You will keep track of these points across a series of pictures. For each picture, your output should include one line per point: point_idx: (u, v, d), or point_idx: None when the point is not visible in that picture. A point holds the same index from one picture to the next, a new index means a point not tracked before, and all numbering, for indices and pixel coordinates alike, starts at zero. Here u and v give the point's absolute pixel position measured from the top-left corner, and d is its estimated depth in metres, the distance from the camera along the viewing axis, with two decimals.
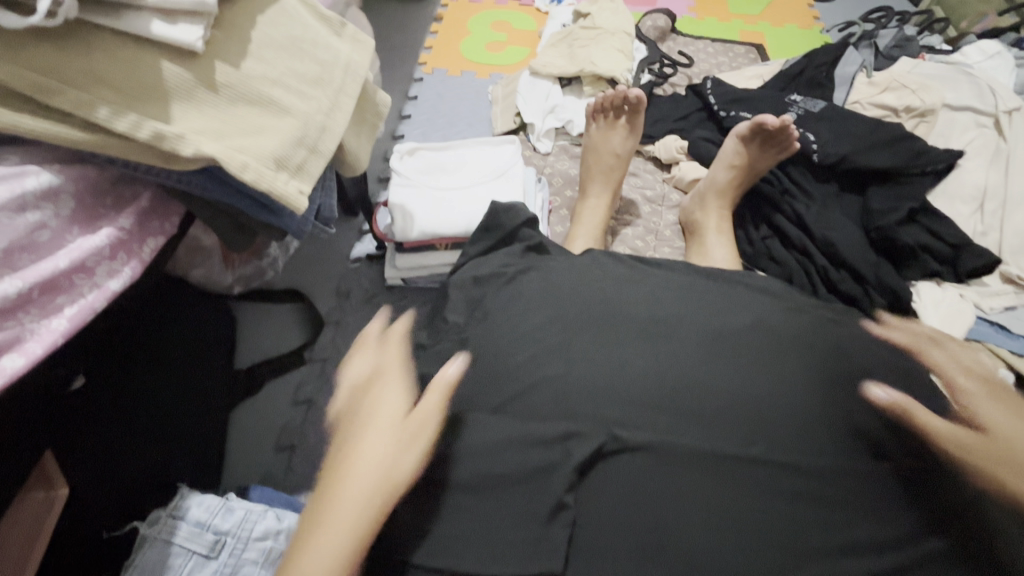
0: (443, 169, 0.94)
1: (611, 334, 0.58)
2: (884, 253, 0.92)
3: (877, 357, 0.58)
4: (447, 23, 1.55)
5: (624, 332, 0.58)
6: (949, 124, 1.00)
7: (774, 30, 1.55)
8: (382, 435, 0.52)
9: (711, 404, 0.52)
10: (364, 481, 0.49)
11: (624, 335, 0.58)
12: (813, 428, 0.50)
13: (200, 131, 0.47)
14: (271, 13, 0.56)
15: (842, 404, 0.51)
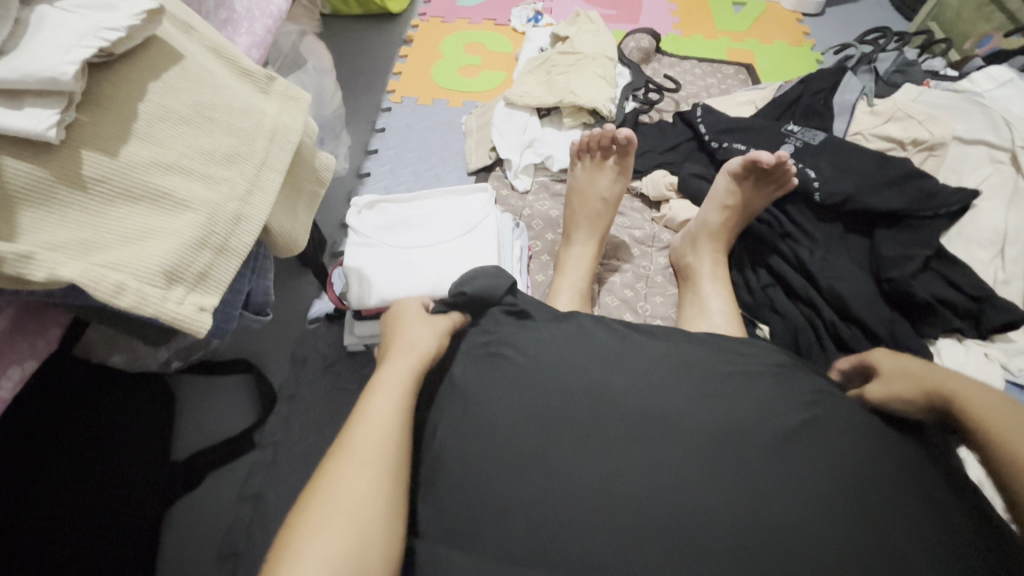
0: (406, 224, 0.84)
1: (597, 446, 0.50)
2: (898, 307, 0.84)
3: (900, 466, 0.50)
4: (417, 46, 1.45)
5: (613, 442, 0.50)
6: (960, 158, 0.92)
7: (764, 49, 1.47)
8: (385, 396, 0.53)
9: (715, 546, 0.44)
10: (378, 436, 0.49)
11: (613, 450, 0.49)
12: (836, 572, 0.43)
13: (60, 246, 0.36)
14: (172, 77, 0.46)
15: (865, 542, 0.44)
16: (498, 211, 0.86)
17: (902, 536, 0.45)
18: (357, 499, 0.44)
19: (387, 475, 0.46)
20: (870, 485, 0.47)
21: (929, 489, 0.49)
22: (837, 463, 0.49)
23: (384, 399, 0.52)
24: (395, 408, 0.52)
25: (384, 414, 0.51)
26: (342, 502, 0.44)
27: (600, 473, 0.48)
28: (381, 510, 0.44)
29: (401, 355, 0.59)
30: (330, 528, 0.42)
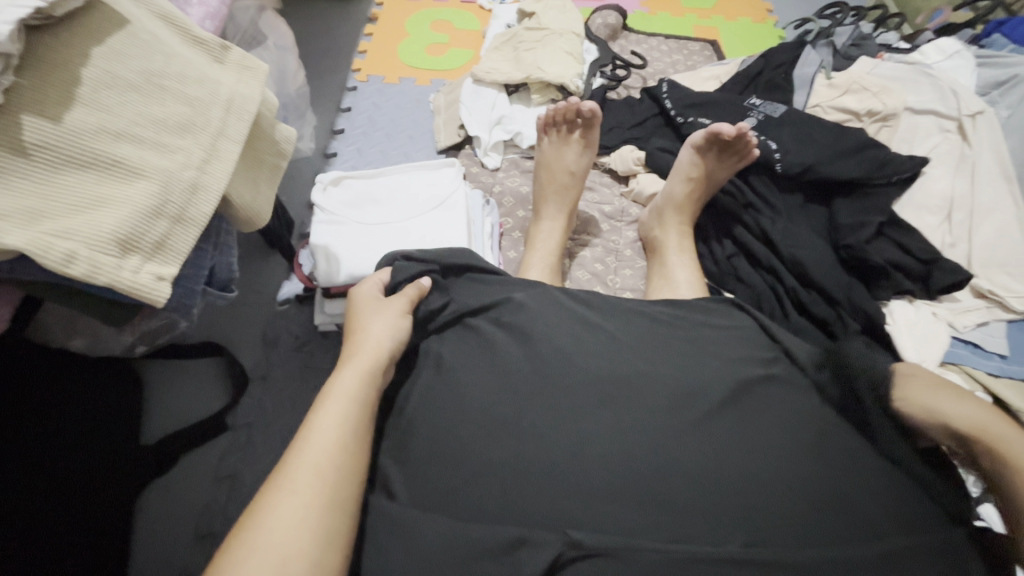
0: (373, 201, 0.83)
1: (564, 412, 0.51)
2: (855, 273, 0.87)
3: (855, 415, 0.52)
4: (381, 24, 1.42)
5: (584, 407, 0.51)
6: (911, 129, 0.96)
7: (728, 26, 1.49)
8: (337, 405, 0.50)
9: (677, 498, 0.47)
10: (321, 459, 0.46)
11: (584, 413, 0.51)
12: (791, 513, 0.46)
13: (3, 215, 0.35)
14: (116, 41, 0.44)
15: (820, 482, 0.47)
16: (467, 186, 0.86)
17: (854, 477, 0.48)
18: (296, 530, 0.42)
19: (330, 501, 0.44)
20: (817, 440, 0.50)
21: (883, 433, 0.52)
22: (799, 419, 0.51)
23: (334, 411, 0.49)
24: (344, 422, 0.49)
25: (329, 433, 0.48)
26: (276, 537, 0.41)
27: (570, 435, 0.49)
28: (325, 544, 0.42)
29: (359, 358, 0.55)
30: (265, 554, 0.40)
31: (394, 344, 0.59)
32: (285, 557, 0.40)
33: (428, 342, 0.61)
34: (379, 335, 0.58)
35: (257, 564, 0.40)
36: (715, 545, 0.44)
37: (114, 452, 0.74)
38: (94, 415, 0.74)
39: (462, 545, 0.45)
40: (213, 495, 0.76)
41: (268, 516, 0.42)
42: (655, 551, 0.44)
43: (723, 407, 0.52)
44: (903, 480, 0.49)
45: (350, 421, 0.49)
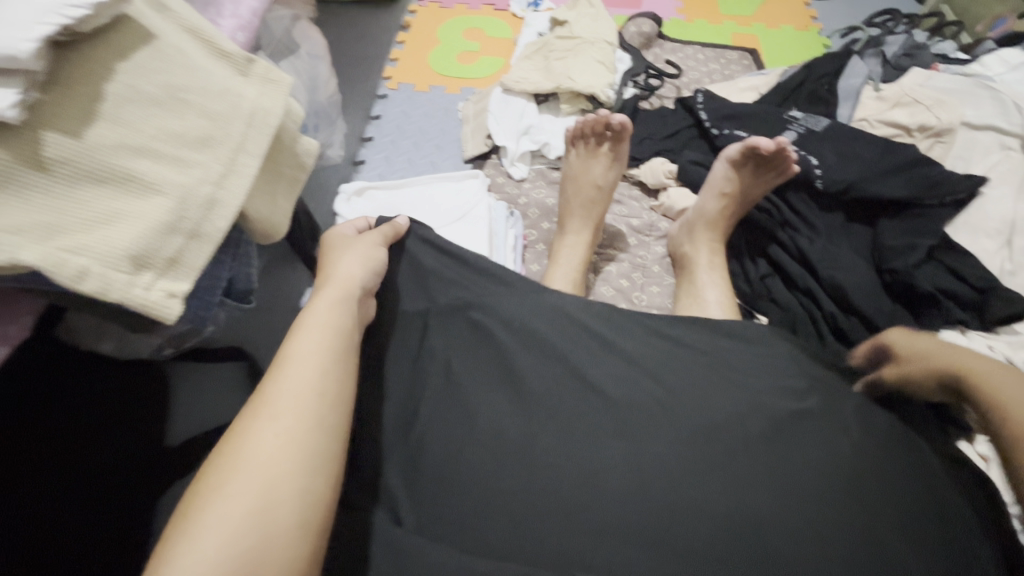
0: (396, 212, 0.83)
1: (577, 449, 0.48)
2: (900, 298, 0.82)
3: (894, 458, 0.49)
4: (414, 32, 1.43)
5: (597, 438, 0.49)
6: (968, 145, 0.90)
7: (769, 34, 1.43)
8: (314, 334, 0.49)
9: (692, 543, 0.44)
10: (301, 386, 0.45)
11: (598, 445, 0.48)
12: (820, 566, 0.42)
13: (20, 230, 0.35)
14: (140, 57, 0.44)
15: (853, 530, 0.44)
16: (491, 199, 0.84)
17: (896, 531, 0.44)
18: (278, 453, 0.41)
19: (313, 426, 0.43)
20: (855, 484, 0.46)
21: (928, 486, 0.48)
22: (841, 463, 0.47)
23: (311, 341, 0.48)
24: (323, 351, 0.48)
25: (307, 360, 0.47)
26: (258, 459, 0.41)
27: (581, 469, 0.47)
28: (310, 466, 0.42)
29: (330, 291, 0.54)
30: (248, 479, 0.40)
31: (367, 278, 0.58)
32: (272, 474, 0.40)
33: (429, 342, 0.58)
34: (353, 271, 0.57)
35: (240, 486, 0.39)
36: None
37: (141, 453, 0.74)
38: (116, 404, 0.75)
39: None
40: None
41: (248, 439, 0.41)
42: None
43: (747, 444, 0.48)
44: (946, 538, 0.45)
45: (323, 348, 0.48)
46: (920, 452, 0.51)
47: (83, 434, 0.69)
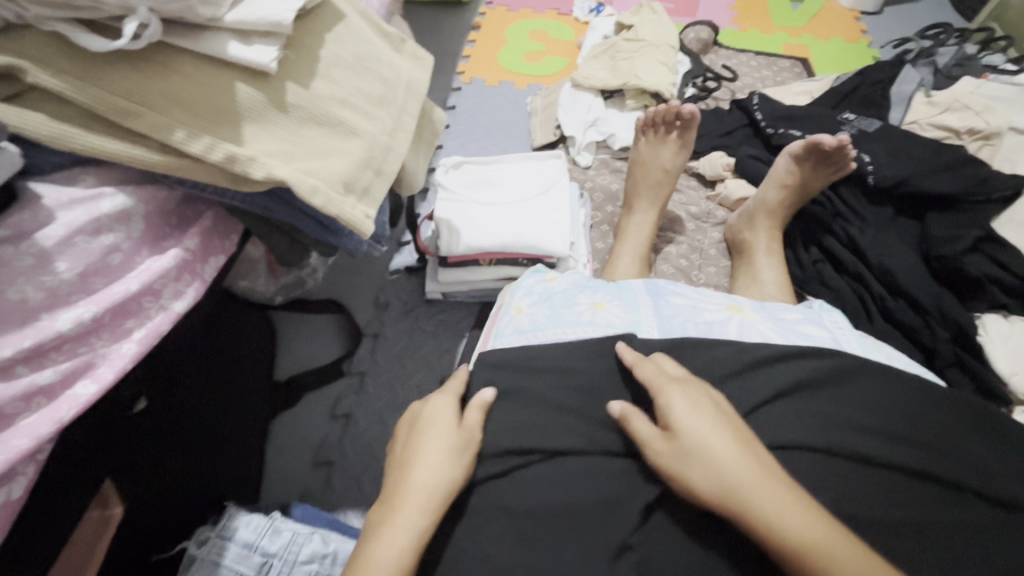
0: (488, 184, 0.93)
1: (663, 444, 0.50)
2: (946, 283, 0.89)
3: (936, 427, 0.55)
4: (485, 31, 1.55)
5: (685, 449, 0.49)
6: (1015, 149, 0.96)
7: (821, 44, 1.51)
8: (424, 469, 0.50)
9: (793, 544, 0.43)
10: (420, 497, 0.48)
11: (680, 445, 0.49)
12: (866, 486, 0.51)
13: (271, 154, 0.46)
14: (338, 31, 0.56)
15: (894, 466, 0.52)
16: (572, 177, 0.94)
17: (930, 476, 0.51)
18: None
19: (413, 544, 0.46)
20: (896, 427, 0.54)
21: (969, 449, 0.54)
22: (887, 409, 0.55)
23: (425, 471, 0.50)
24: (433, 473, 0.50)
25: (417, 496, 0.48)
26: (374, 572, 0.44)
27: None
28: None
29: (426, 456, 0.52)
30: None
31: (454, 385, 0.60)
32: None
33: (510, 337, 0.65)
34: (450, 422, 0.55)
35: None
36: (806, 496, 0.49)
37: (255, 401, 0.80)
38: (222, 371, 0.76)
39: (578, 476, 0.51)
40: (328, 430, 0.85)
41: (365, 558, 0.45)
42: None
43: (802, 389, 0.57)
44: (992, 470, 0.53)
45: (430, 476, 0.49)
46: (968, 428, 0.56)
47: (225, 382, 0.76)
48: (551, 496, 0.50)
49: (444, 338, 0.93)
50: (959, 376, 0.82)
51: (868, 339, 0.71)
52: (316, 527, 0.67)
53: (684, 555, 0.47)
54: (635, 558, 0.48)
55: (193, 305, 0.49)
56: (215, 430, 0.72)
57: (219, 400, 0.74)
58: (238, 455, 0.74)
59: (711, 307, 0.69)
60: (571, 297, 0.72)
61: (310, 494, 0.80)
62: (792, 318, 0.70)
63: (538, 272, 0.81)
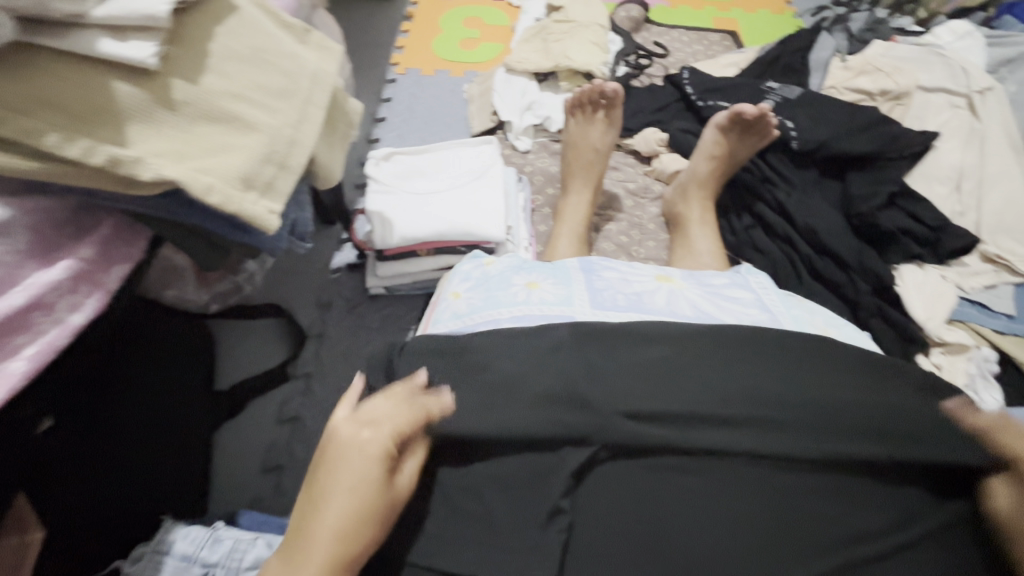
0: (420, 174, 0.92)
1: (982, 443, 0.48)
2: (866, 239, 0.93)
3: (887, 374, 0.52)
4: (417, 21, 1.52)
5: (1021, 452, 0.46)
6: (923, 106, 1.01)
7: (748, 17, 1.55)
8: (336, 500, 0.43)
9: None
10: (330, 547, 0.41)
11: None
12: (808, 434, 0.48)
13: (160, 154, 0.45)
14: (230, 23, 0.54)
15: (843, 410, 0.48)
16: (505, 161, 0.94)
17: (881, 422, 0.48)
18: None
19: None
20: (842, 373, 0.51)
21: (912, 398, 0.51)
22: (835, 358, 0.52)
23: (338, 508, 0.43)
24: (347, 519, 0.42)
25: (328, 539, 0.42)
26: None
27: (609, 378, 0.51)
28: None
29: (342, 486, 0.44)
30: None
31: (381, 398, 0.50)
32: None
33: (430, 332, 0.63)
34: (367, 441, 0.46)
35: None
36: (736, 447, 0.47)
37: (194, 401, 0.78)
38: (144, 386, 0.73)
39: (515, 449, 0.49)
40: (276, 435, 0.84)
41: None
42: (683, 454, 0.48)
43: (749, 339, 0.53)
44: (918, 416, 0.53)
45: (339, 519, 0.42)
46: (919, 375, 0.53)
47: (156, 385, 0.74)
48: (486, 468, 0.50)
49: (389, 333, 0.92)
50: (881, 326, 0.86)
51: (794, 298, 0.73)
52: (263, 533, 0.66)
53: (612, 514, 0.46)
54: (567, 521, 0.46)
55: (95, 316, 0.48)
56: (145, 445, 0.69)
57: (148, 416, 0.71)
58: (180, 458, 0.73)
59: (640, 279, 0.70)
60: (506, 279, 0.71)
61: (261, 501, 0.78)
62: (719, 283, 0.71)
63: (475, 258, 0.80)
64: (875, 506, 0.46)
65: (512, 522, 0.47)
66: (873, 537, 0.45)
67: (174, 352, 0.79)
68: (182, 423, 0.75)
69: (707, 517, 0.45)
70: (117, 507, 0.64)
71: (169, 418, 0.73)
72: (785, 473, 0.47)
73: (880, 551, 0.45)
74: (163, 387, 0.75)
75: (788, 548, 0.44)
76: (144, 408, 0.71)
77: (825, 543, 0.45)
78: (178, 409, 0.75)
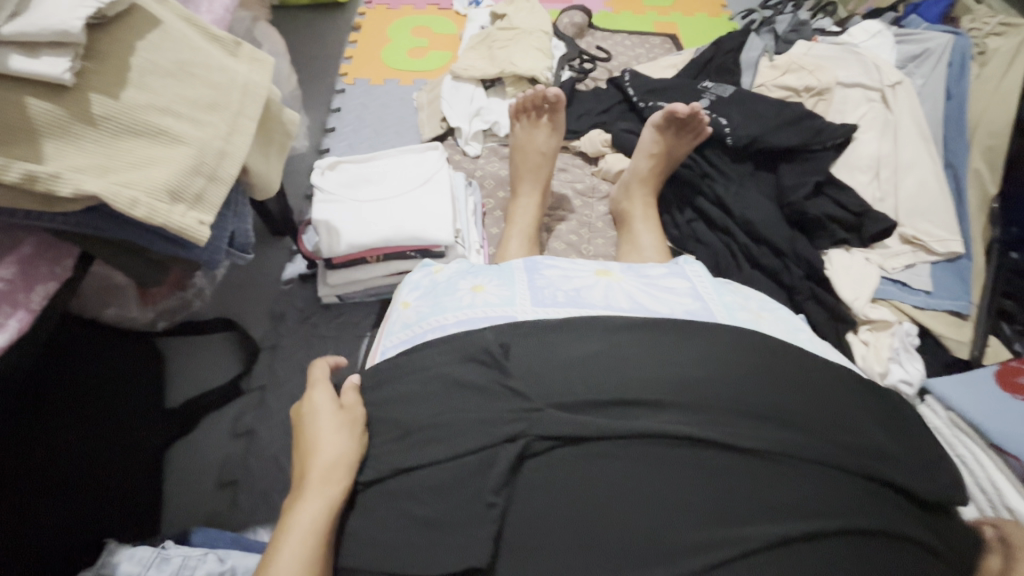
0: (367, 181, 0.93)
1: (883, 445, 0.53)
2: (797, 227, 0.99)
3: (800, 366, 0.56)
4: (364, 31, 1.53)
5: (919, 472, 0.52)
6: (843, 101, 1.08)
7: (686, 21, 1.62)
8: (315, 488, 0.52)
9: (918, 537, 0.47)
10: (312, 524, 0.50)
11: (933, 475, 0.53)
12: (729, 416, 0.51)
13: (80, 169, 0.45)
14: (154, 37, 0.54)
15: (752, 392, 0.53)
16: (451, 166, 0.95)
17: (785, 400, 0.53)
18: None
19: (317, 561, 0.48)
20: (755, 360, 0.56)
21: (824, 387, 0.55)
22: (751, 347, 0.57)
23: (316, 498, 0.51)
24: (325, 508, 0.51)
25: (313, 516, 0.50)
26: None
27: (542, 380, 0.54)
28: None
29: (319, 482, 0.52)
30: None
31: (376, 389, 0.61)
32: None
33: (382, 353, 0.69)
34: (340, 451, 0.54)
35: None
36: (660, 432, 0.50)
37: (141, 418, 0.77)
38: (94, 403, 0.71)
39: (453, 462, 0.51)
40: (230, 450, 0.83)
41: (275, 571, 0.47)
42: (616, 439, 0.50)
43: (672, 330, 0.58)
44: (847, 398, 0.55)
45: (323, 505, 0.51)
46: (832, 370, 0.58)
47: (104, 396, 0.73)
48: (420, 480, 0.51)
49: (344, 341, 0.93)
50: (814, 308, 0.91)
51: (728, 285, 0.76)
52: (215, 548, 0.65)
53: (551, 500, 0.48)
54: (500, 513, 0.48)
55: (18, 338, 0.47)
56: (94, 459, 0.68)
57: (103, 433, 0.70)
58: (126, 475, 0.71)
59: (580, 274, 0.73)
60: (452, 284, 0.73)
61: (216, 517, 0.77)
62: (655, 274, 0.74)
63: (425, 266, 0.82)
64: (794, 482, 0.48)
65: (451, 526, 0.48)
66: (796, 511, 0.46)
67: (122, 367, 0.78)
68: (127, 440, 0.73)
69: (629, 501, 0.47)
70: (73, 523, 0.63)
71: (113, 432, 0.72)
72: (709, 450, 0.49)
73: (815, 520, 0.46)
74: (112, 399, 0.74)
75: (719, 515, 0.46)
76: (95, 419, 0.70)
77: (746, 518, 0.46)
78: (129, 424, 0.75)
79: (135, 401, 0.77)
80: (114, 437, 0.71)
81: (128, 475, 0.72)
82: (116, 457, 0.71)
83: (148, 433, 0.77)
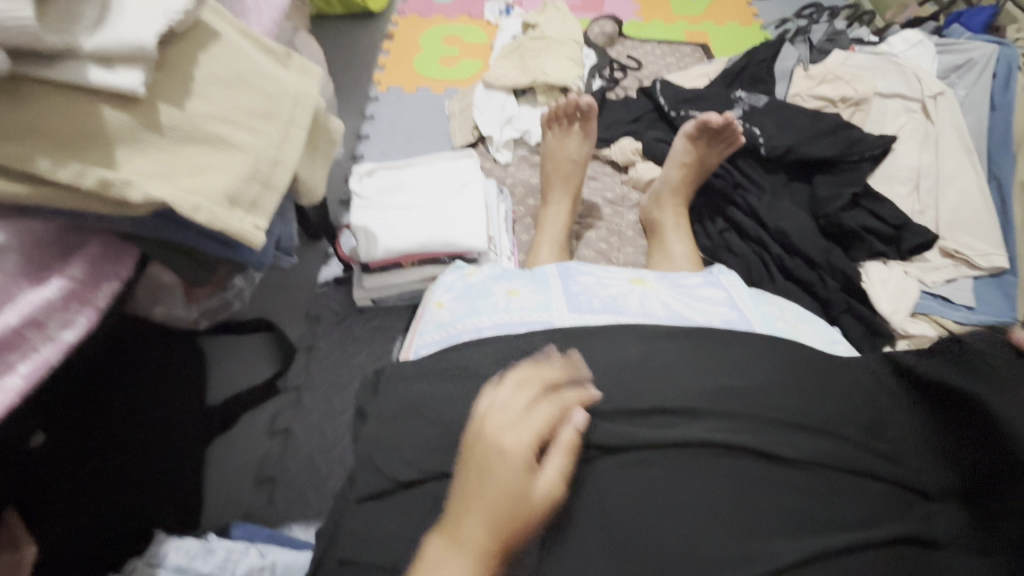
0: (403, 188, 0.95)
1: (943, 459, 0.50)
2: (833, 239, 0.98)
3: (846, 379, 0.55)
4: (397, 40, 1.56)
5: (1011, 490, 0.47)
6: (881, 111, 1.06)
7: (717, 29, 1.61)
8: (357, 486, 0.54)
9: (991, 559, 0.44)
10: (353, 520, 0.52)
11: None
12: (773, 428, 0.51)
13: (149, 175, 0.47)
14: (214, 50, 0.57)
15: (796, 403, 0.52)
16: (485, 174, 0.97)
17: (830, 413, 0.52)
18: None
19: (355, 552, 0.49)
20: (798, 371, 0.55)
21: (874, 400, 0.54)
22: (795, 360, 0.56)
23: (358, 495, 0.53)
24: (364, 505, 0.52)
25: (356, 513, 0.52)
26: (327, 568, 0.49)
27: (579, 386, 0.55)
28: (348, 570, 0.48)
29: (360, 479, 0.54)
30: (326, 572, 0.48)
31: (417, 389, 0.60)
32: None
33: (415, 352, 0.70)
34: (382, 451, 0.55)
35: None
36: (701, 441, 0.50)
37: (188, 411, 0.80)
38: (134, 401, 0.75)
39: None
40: (267, 448, 0.85)
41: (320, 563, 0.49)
42: (655, 447, 0.50)
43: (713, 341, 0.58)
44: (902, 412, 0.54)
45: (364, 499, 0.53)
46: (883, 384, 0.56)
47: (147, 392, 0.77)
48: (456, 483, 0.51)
49: (378, 343, 0.94)
50: (851, 321, 0.89)
51: (764, 296, 0.76)
52: (255, 543, 0.67)
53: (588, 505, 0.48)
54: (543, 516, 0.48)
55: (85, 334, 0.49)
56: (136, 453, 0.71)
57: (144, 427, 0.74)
58: (171, 466, 0.74)
59: (615, 282, 0.73)
60: (487, 289, 0.74)
61: (253, 513, 0.79)
62: (691, 283, 0.74)
63: (458, 269, 0.83)
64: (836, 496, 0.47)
65: None
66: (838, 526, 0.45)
67: (168, 365, 0.81)
68: (173, 433, 0.76)
69: (669, 508, 0.47)
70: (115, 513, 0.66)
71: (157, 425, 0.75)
72: (750, 461, 0.49)
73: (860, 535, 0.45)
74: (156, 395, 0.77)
75: (758, 525, 0.45)
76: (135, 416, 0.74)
77: (788, 530, 0.45)
78: (176, 418, 0.78)
79: (182, 396, 0.80)
80: (158, 431, 0.75)
81: (174, 466, 0.74)
82: (161, 449, 0.74)
83: (195, 424, 0.79)
